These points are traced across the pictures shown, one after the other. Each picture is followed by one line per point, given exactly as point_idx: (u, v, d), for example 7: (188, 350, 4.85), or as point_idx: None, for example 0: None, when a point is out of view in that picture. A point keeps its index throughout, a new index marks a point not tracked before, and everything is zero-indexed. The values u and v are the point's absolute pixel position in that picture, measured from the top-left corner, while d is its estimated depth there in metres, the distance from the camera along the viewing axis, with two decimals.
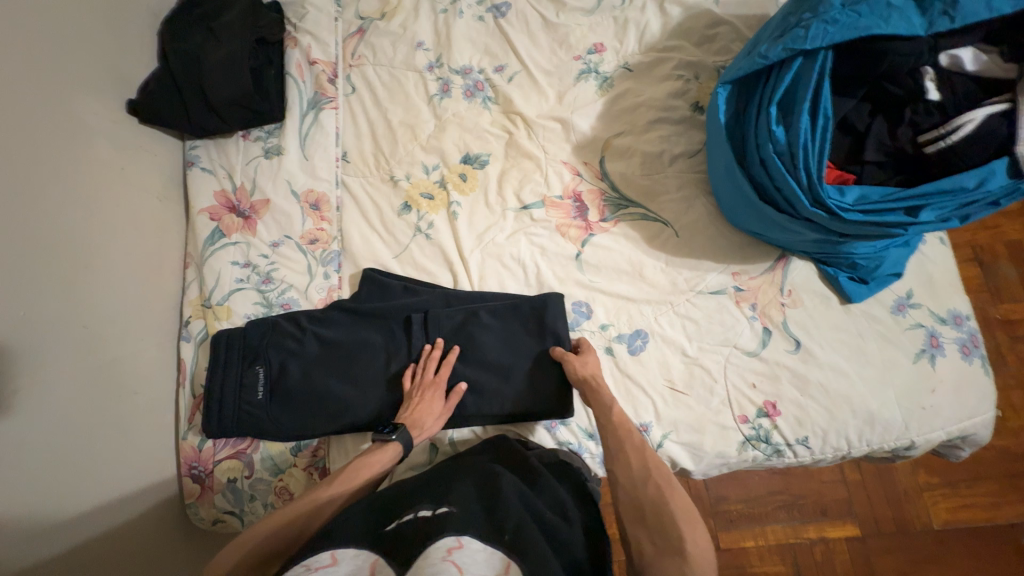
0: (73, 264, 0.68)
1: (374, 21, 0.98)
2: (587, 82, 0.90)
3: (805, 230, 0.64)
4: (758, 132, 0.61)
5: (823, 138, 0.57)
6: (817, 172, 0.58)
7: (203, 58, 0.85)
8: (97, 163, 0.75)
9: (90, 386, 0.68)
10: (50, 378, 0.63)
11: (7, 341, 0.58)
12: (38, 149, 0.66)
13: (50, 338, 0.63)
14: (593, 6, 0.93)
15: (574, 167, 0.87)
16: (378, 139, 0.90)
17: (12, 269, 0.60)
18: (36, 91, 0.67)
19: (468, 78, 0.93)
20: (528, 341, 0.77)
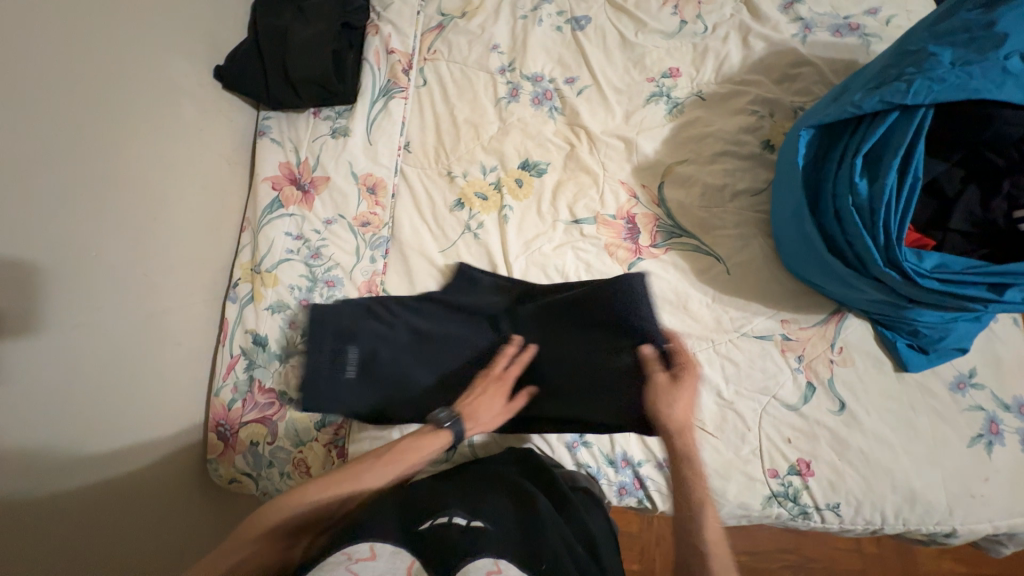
0: (142, 215, 0.72)
1: (454, 19, 0.99)
2: (657, 105, 0.89)
3: (873, 290, 0.61)
4: (838, 182, 0.59)
5: (909, 198, 0.55)
6: (897, 233, 0.56)
7: (294, 36, 0.89)
8: (178, 122, 0.79)
9: (141, 332, 0.71)
10: (105, 319, 0.65)
11: (74, 278, 0.61)
12: (128, 103, 0.70)
13: (112, 281, 0.67)
14: (674, 30, 0.92)
15: (632, 188, 0.86)
16: (441, 134, 0.92)
17: (89, 213, 0.64)
18: (134, 48, 0.71)
19: (537, 86, 0.93)
20: (620, 344, 0.72)
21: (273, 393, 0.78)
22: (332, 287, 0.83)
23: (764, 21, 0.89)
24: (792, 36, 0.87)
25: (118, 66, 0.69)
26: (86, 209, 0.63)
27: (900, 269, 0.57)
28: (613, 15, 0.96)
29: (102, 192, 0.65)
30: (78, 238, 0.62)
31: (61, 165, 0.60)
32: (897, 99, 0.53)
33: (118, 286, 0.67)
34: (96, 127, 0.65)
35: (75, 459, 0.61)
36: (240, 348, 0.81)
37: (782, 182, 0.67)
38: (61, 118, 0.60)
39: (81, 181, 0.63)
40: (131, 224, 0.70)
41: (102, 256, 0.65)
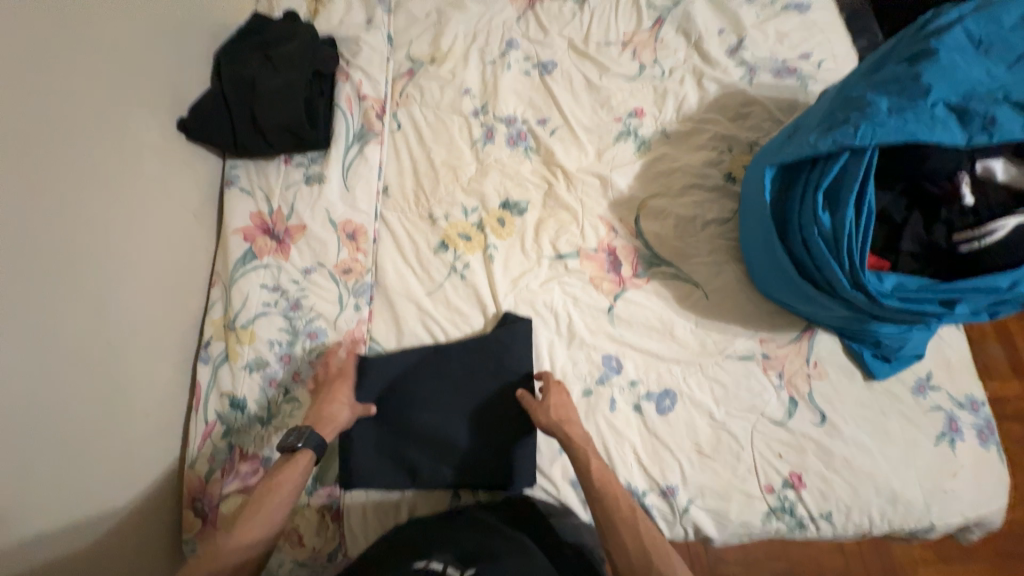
0: (101, 277, 0.66)
1: (424, 64, 1.01)
2: (625, 143, 0.94)
3: (840, 309, 0.67)
4: (801, 213, 0.65)
5: (864, 227, 0.61)
6: (855, 258, 0.61)
7: (263, 85, 0.88)
8: (138, 176, 0.74)
9: (105, 408, 0.64)
10: (64, 397, 0.58)
11: (34, 357, 0.55)
12: (84, 158, 0.65)
13: (71, 353, 0.60)
14: (634, 74, 0.99)
15: (610, 221, 0.89)
16: (419, 177, 0.92)
17: (46, 283, 0.58)
18: (90, 101, 0.67)
19: (511, 127, 0.96)
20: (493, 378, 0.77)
21: (256, 459, 0.73)
22: (315, 339, 0.79)
23: (714, 65, 0.97)
24: (740, 78, 0.95)
25: (73, 122, 0.64)
26: (37, 276, 0.57)
27: (862, 289, 0.63)
28: (577, 60, 1.01)
29: (56, 258, 0.60)
30: (32, 308, 0.56)
31: (11, 232, 0.55)
32: (846, 141, 0.59)
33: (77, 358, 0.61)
34: (47, 186, 0.59)
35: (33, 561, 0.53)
36: (216, 413, 0.75)
37: (751, 213, 0.73)
38: (14, 181, 0.56)
39: (31, 249, 0.57)
40: (89, 289, 0.64)
41: (58, 326, 0.59)
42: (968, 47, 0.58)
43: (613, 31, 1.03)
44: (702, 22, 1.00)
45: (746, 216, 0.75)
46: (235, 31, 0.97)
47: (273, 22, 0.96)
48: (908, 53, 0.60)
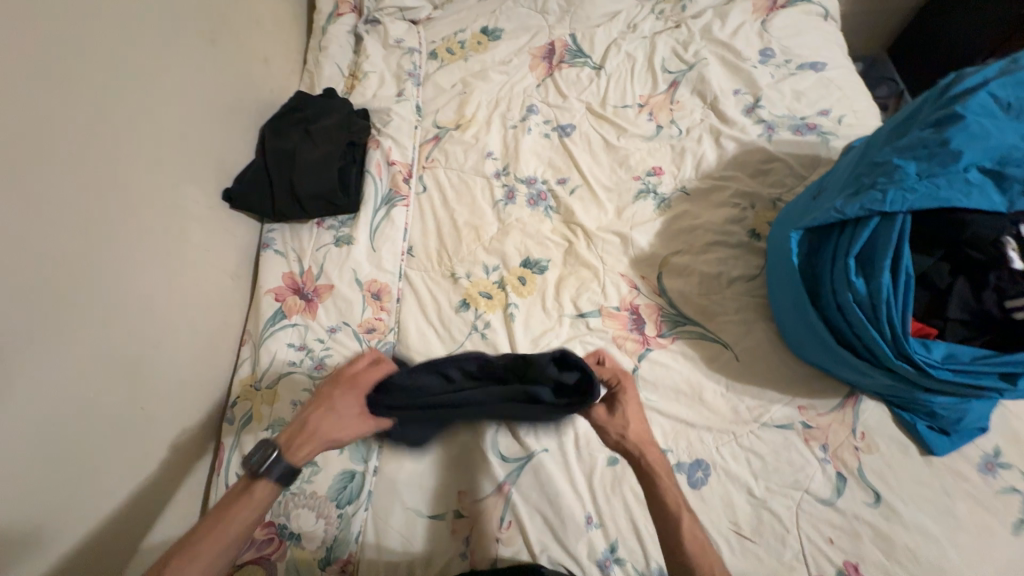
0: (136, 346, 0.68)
1: (449, 131, 1.07)
2: (645, 201, 0.94)
3: (887, 379, 0.62)
4: (834, 281, 0.63)
5: (904, 293, 0.59)
6: (898, 327, 0.58)
7: (301, 157, 0.95)
8: (183, 245, 0.79)
9: (116, 480, 0.65)
10: (79, 470, 0.60)
11: (69, 425, 0.59)
12: (136, 233, 0.70)
13: (92, 424, 0.62)
14: (652, 133, 1.01)
15: (632, 279, 0.88)
16: (442, 238, 0.95)
17: (91, 353, 0.62)
18: (147, 181, 0.73)
19: (532, 187, 0.99)
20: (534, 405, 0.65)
21: (272, 527, 0.72)
22: None
23: (731, 124, 0.98)
24: (759, 136, 0.96)
25: (130, 201, 0.70)
26: (79, 348, 0.60)
27: (909, 359, 0.59)
28: (595, 122, 1.05)
29: (100, 328, 0.63)
30: (68, 381, 0.59)
31: (65, 307, 0.59)
32: (873, 208, 0.58)
33: (98, 429, 0.62)
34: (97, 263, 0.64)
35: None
36: (237, 476, 0.75)
37: (782, 278, 0.71)
38: (72, 259, 0.60)
39: (79, 321, 0.61)
40: (124, 357, 0.67)
41: (87, 398, 0.61)
42: (997, 110, 0.57)
43: (629, 94, 1.07)
44: (718, 84, 1.03)
45: (777, 281, 0.73)
46: (280, 108, 1.06)
47: (313, 99, 1.05)
48: (932, 119, 0.59)
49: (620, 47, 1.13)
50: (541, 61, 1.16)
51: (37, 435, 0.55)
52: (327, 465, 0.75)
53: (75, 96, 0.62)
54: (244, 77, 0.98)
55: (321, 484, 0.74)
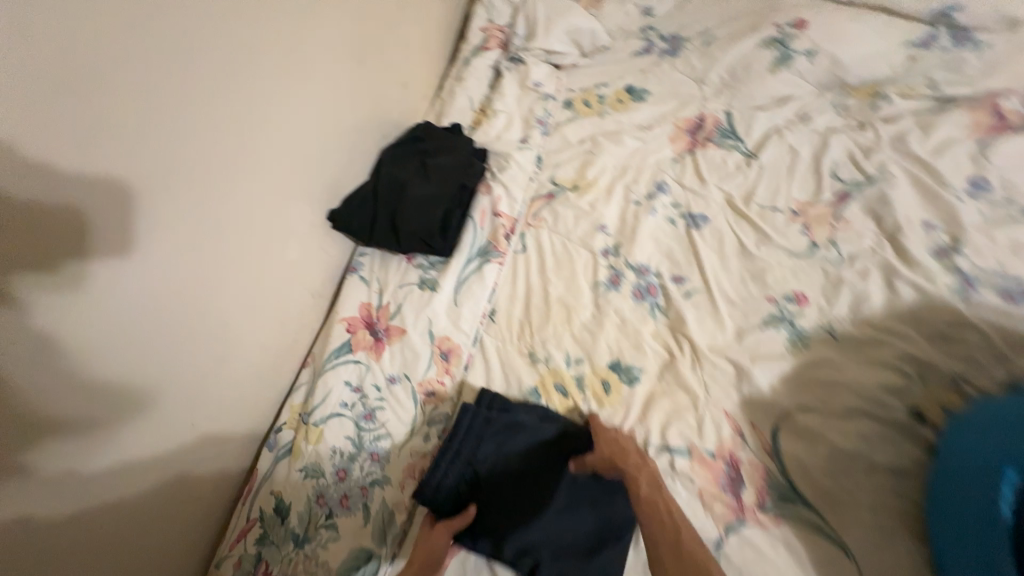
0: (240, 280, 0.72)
1: (565, 191, 0.99)
2: (776, 330, 0.78)
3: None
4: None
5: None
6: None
7: (412, 190, 0.92)
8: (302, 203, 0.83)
9: (191, 398, 0.67)
10: (166, 374, 0.63)
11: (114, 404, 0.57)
12: (264, 183, 0.74)
13: (183, 337, 0.65)
14: (801, 250, 0.84)
15: (739, 424, 0.73)
16: (529, 309, 0.86)
17: (161, 350, 0.62)
18: (281, 148, 0.76)
19: (642, 278, 0.87)
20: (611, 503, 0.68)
21: None
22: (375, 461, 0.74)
23: (912, 265, 0.78)
24: (949, 289, 0.76)
25: (265, 154, 0.74)
26: (194, 265, 0.65)
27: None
28: (733, 220, 0.90)
29: (175, 330, 0.64)
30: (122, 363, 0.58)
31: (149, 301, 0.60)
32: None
33: (188, 343, 0.66)
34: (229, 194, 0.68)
35: (39, 557, 0.51)
36: (259, 511, 0.72)
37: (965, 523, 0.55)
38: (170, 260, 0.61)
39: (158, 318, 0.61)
40: (209, 320, 0.69)
41: (148, 363, 0.61)
42: None
43: (782, 196, 0.91)
44: (904, 210, 0.83)
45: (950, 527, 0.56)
46: (405, 132, 1.05)
47: (439, 130, 1.03)
48: None
49: (782, 138, 0.98)
50: (685, 135, 1.04)
51: (132, 328, 0.58)
52: (347, 530, 0.69)
53: (205, 98, 0.63)
54: (379, 100, 0.98)
55: (334, 550, 0.68)
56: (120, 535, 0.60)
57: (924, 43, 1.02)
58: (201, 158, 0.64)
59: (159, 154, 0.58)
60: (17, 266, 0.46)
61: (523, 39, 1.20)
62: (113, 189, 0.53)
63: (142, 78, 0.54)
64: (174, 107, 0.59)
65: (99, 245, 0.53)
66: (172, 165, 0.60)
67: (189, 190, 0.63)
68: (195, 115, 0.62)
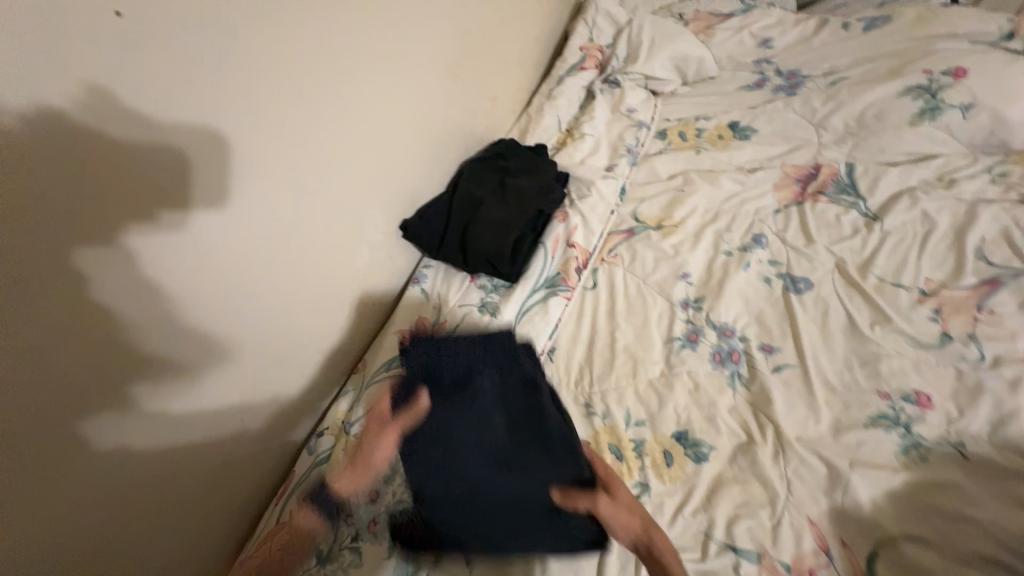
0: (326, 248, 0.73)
1: (647, 229, 0.91)
2: (886, 433, 0.65)
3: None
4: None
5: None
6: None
7: (487, 210, 0.89)
8: (392, 181, 0.83)
9: (259, 377, 0.69)
10: (235, 352, 0.64)
11: (186, 375, 0.58)
12: (346, 190, 0.74)
13: (255, 325, 0.66)
14: (928, 341, 0.71)
15: (826, 538, 0.60)
16: (592, 353, 0.79)
17: (233, 334, 0.63)
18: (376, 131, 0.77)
19: (724, 340, 0.77)
20: None
21: None
22: None
23: None
24: None
25: (350, 161, 0.73)
26: (283, 228, 0.66)
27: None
28: (843, 290, 0.78)
29: (247, 318, 0.64)
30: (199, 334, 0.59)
31: (230, 284, 0.61)
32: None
33: (257, 330, 0.66)
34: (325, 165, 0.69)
35: (92, 506, 0.52)
36: None
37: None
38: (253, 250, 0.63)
39: (234, 304, 0.62)
40: (278, 316, 0.69)
41: (220, 338, 0.62)
42: None
43: (910, 271, 0.78)
44: None
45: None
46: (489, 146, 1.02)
47: (522, 150, 0.99)
48: None
49: (916, 201, 0.84)
50: (793, 183, 0.92)
51: (213, 297, 0.59)
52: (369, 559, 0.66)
53: (303, 104, 0.64)
54: (466, 112, 0.96)
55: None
56: (159, 520, 0.60)
57: None
58: (304, 130, 0.65)
59: (266, 121, 0.59)
60: (121, 207, 0.47)
61: (622, 61, 1.14)
62: (216, 143, 0.54)
63: (247, 80, 0.56)
64: (283, 88, 0.60)
65: (201, 203, 0.55)
66: (277, 133, 0.61)
67: (288, 168, 0.64)
68: (301, 86, 0.63)
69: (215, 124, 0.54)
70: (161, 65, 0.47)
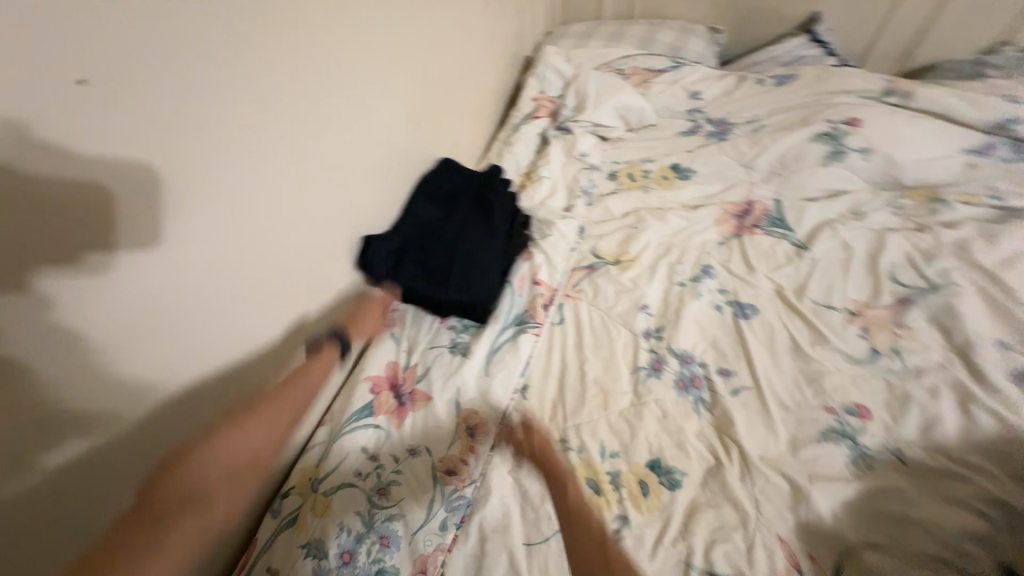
0: (268, 296, 0.67)
1: (607, 264, 0.97)
2: (835, 446, 0.71)
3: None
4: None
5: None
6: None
7: (450, 246, 0.89)
8: (346, 221, 0.79)
9: None
10: (183, 414, 0.58)
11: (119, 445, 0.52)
12: (312, 236, 0.72)
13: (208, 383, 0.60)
14: (861, 357, 0.79)
15: (796, 555, 0.63)
16: (563, 390, 0.81)
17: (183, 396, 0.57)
18: (331, 175, 0.73)
19: (685, 367, 0.82)
20: None
21: None
22: (384, 546, 0.67)
23: (987, 389, 0.72)
24: None
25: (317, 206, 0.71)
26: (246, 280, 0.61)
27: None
28: (784, 313, 0.86)
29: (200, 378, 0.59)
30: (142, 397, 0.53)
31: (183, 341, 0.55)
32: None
33: (211, 388, 0.61)
34: (275, 208, 0.64)
35: None
36: None
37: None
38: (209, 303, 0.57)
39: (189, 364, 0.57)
40: (237, 371, 0.64)
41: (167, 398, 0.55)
42: None
43: (837, 294, 0.87)
44: (974, 325, 0.78)
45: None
46: (435, 168, 1.00)
47: (474, 182, 1.01)
48: None
49: (834, 231, 0.95)
50: (731, 219, 1.01)
51: (162, 354, 0.53)
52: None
53: (273, 155, 0.61)
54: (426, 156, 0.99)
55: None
56: None
57: (981, 150, 0.99)
58: (260, 169, 0.59)
59: (216, 160, 0.53)
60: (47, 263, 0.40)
61: (572, 110, 1.22)
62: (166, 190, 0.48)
63: (219, 136, 0.53)
64: (256, 142, 0.58)
65: (127, 245, 0.46)
66: (227, 170, 0.55)
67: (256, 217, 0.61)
68: (260, 129, 0.58)
69: (166, 167, 0.48)
70: (125, 125, 0.43)
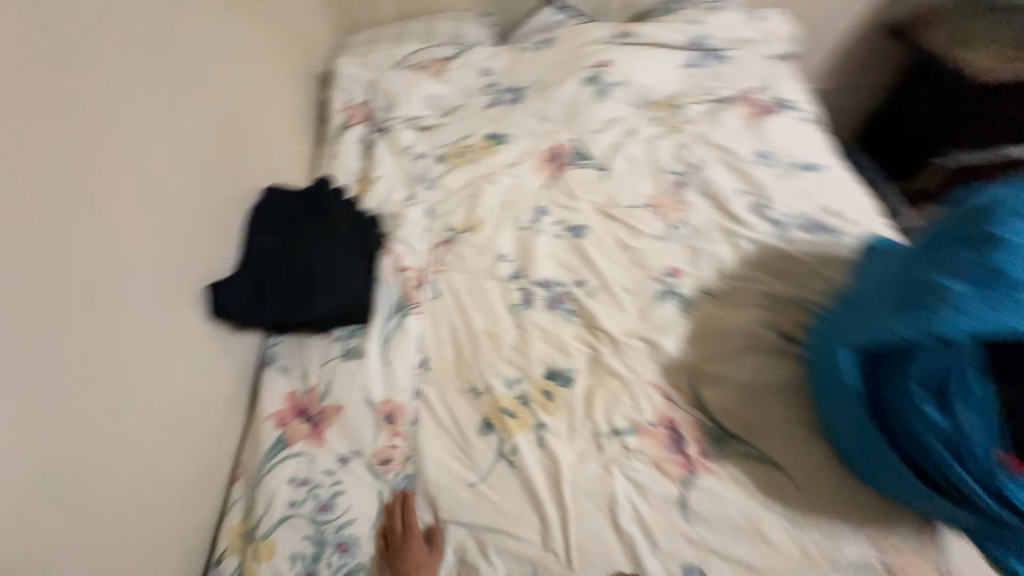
0: (99, 382, 0.60)
1: (460, 233, 1.07)
2: (667, 302, 0.92)
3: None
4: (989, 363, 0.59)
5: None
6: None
7: (308, 262, 0.91)
8: (178, 276, 0.75)
9: (103, 532, 0.59)
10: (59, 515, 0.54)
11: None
12: (146, 295, 0.69)
13: (79, 475, 0.56)
14: (664, 233, 1.02)
15: (666, 389, 0.83)
16: (458, 346, 0.89)
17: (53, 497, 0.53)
18: (144, 228, 0.69)
19: (549, 290, 0.96)
20: (588, 505, 0.72)
21: None
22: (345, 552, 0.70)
23: (742, 224, 0.99)
24: (772, 234, 0.96)
25: (140, 265, 0.68)
26: (81, 359, 0.58)
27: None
28: (605, 222, 1.06)
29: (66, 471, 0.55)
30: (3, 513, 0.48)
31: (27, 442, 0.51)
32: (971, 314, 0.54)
33: (84, 479, 0.57)
34: (76, 288, 0.58)
35: None
36: None
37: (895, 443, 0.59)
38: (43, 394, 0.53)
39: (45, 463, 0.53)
40: (109, 453, 0.60)
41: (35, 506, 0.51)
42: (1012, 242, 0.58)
43: (637, 196, 1.09)
44: (723, 184, 1.06)
45: (864, 444, 0.63)
46: (263, 197, 0.99)
47: (308, 198, 1.02)
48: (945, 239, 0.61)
49: (623, 151, 1.18)
50: (547, 164, 1.19)
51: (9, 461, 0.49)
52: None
53: (61, 222, 0.57)
54: (246, 188, 0.97)
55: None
56: None
57: (694, 64, 1.29)
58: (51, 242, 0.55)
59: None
60: None
61: (384, 110, 1.29)
62: None
63: None
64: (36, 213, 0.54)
65: None
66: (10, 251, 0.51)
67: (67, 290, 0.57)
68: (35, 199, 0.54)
69: None
70: None
